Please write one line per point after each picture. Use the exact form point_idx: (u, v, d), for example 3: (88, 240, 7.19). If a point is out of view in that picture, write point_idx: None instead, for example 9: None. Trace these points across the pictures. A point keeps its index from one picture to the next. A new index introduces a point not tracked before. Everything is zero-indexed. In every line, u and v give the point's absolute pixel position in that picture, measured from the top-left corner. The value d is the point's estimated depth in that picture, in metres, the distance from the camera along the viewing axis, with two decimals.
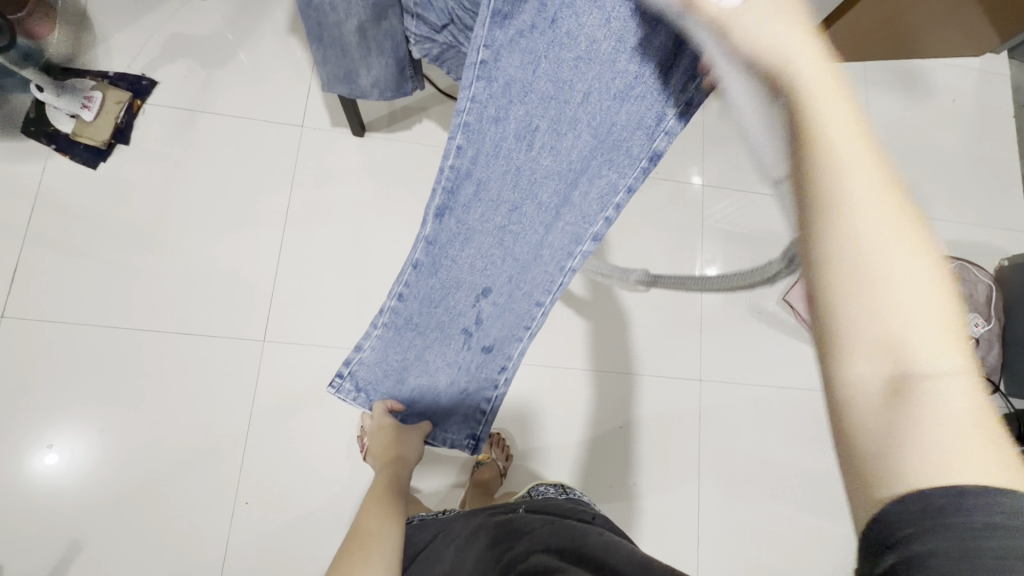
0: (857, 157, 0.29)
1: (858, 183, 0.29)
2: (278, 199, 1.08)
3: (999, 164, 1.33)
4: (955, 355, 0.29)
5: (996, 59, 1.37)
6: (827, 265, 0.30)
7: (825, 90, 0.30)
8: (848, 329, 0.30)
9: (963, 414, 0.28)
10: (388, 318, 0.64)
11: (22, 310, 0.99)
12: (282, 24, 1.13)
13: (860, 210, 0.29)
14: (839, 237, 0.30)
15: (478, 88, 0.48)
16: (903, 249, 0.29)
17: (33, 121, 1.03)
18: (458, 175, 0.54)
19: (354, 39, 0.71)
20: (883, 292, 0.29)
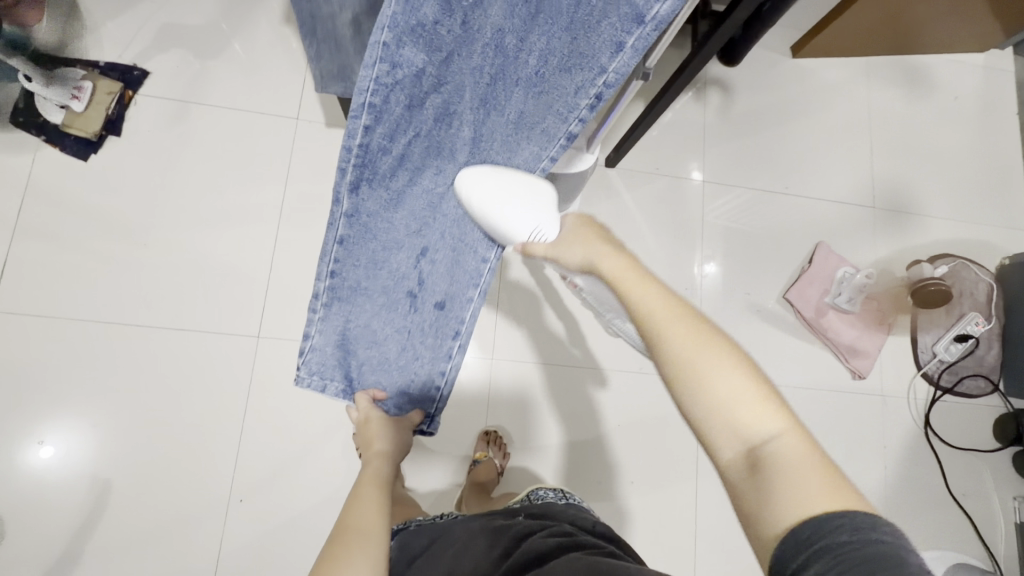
0: (671, 322, 0.45)
1: (672, 325, 0.45)
2: (273, 193, 1.06)
3: (1003, 161, 1.32)
4: (776, 421, 0.40)
5: (997, 56, 1.36)
6: (676, 386, 0.43)
7: (633, 280, 0.48)
8: (697, 420, 0.42)
9: (802, 461, 0.38)
10: (327, 295, 0.61)
11: (12, 304, 0.97)
12: (277, 13, 1.11)
13: (679, 343, 0.44)
14: (673, 363, 0.43)
15: (381, 70, 0.44)
16: (713, 359, 0.42)
17: (22, 111, 1.00)
18: (374, 150, 0.50)
19: (348, 32, 0.69)
20: (714, 395, 0.41)
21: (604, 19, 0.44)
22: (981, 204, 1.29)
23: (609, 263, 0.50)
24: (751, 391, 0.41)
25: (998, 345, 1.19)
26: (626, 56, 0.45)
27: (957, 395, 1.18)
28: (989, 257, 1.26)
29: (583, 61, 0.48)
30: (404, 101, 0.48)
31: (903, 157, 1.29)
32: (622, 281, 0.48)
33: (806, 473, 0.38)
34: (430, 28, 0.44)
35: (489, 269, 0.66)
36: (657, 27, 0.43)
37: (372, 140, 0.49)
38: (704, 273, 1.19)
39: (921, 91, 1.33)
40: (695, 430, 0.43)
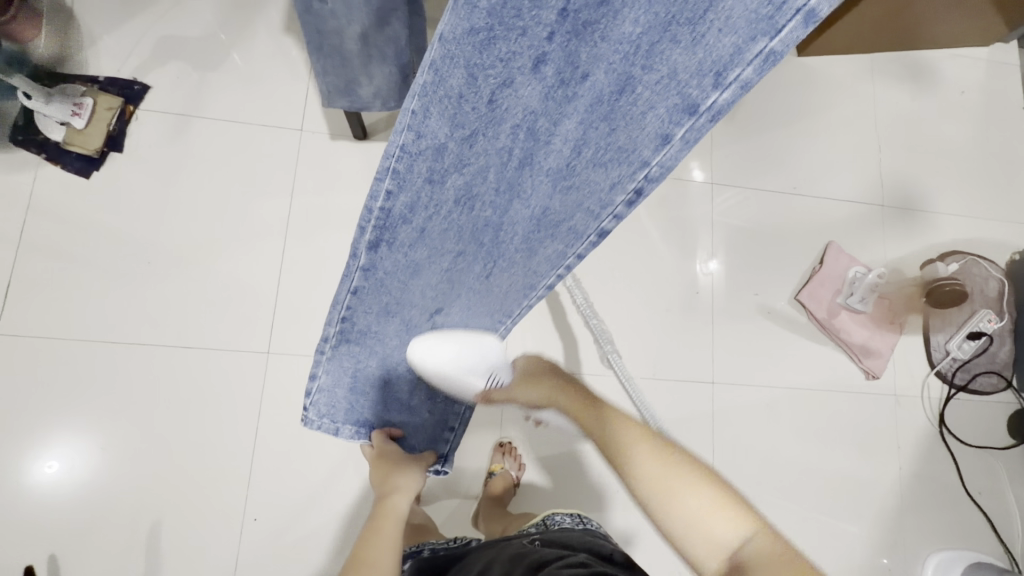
0: (635, 445, 0.53)
1: (631, 446, 0.53)
2: (279, 206, 1.04)
3: (1010, 157, 1.32)
4: (744, 524, 0.47)
5: (1002, 50, 1.35)
6: (652, 510, 0.50)
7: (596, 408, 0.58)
8: (677, 537, 0.48)
9: (777, 558, 0.43)
10: (337, 338, 0.54)
11: (16, 326, 0.95)
12: (278, 23, 1.10)
13: (643, 467, 0.51)
14: (645, 487, 0.50)
15: (405, 140, 0.35)
16: (677, 476, 0.50)
17: (22, 129, 0.98)
18: (390, 219, 0.40)
19: (356, 46, 0.68)
20: (682, 512, 0.48)
21: (653, 110, 0.37)
22: (989, 199, 1.29)
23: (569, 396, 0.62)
24: (716, 502, 0.48)
25: (1010, 342, 1.19)
26: (674, 149, 0.39)
27: (970, 393, 1.18)
28: (998, 252, 1.26)
29: (621, 155, 0.41)
30: (425, 174, 0.38)
31: (912, 154, 1.29)
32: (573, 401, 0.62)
33: (786, 568, 0.42)
34: (454, 99, 0.33)
35: (503, 326, 0.65)
36: (713, 119, 0.36)
37: (390, 209, 0.39)
38: (708, 271, 1.18)
39: (925, 86, 1.32)
40: (679, 550, 0.49)
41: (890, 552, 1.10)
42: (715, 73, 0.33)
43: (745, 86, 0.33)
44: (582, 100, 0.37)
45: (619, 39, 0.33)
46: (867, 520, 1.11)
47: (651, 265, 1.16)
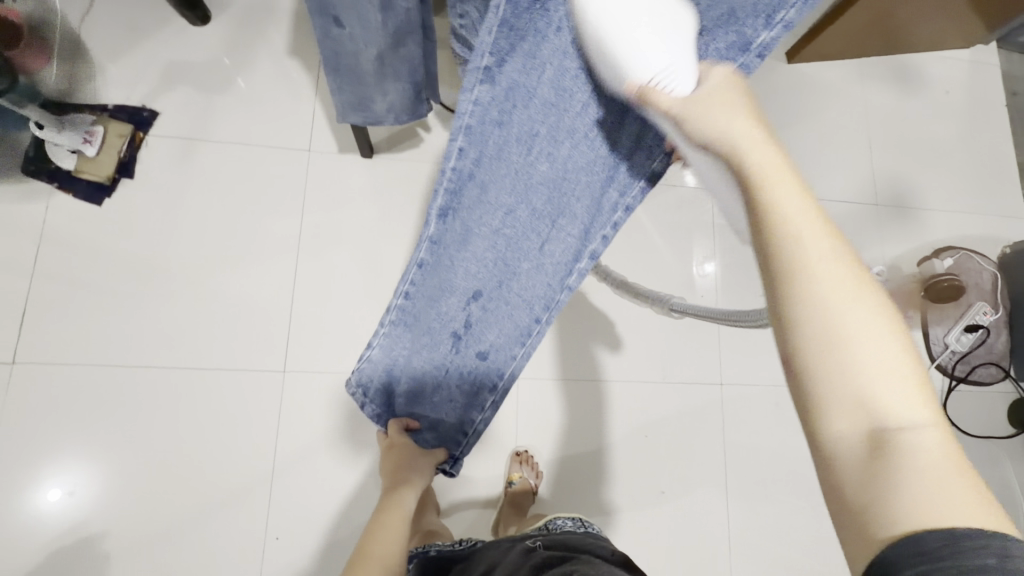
0: (811, 241, 0.33)
1: (810, 243, 0.33)
2: (291, 226, 1.06)
3: (997, 153, 1.36)
4: (923, 411, 0.31)
5: (984, 51, 1.40)
6: (794, 329, 0.33)
7: (771, 175, 0.35)
8: (811, 371, 0.32)
9: (942, 464, 0.30)
10: (396, 317, 0.58)
11: (31, 354, 0.95)
12: (283, 46, 1.12)
13: (813, 276, 0.32)
14: (804, 303, 0.32)
15: (480, 91, 0.46)
16: (854, 306, 0.32)
17: (33, 159, 0.99)
18: (463, 175, 0.51)
19: (371, 66, 0.69)
20: (843, 359, 0.31)
21: None
22: (978, 195, 1.32)
23: (735, 134, 0.37)
24: (901, 365, 0.32)
25: (1006, 333, 1.22)
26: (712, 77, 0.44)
27: (970, 384, 1.21)
28: (990, 245, 1.29)
29: None
30: (494, 117, 0.48)
31: (902, 153, 1.32)
32: (766, 173, 0.35)
33: (948, 480, 0.29)
34: (526, 35, 0.45)
35: (539, 329, 0.62)
36: (761, 55, 0.43)
37: (463, 163, 0.50)
38: (703, 272, 1.20)
39: (912, 87, 1.36)
40: (795, 380, 0.33)
41: None
42: (727, 14, 0.42)
43: (788, 24, 0.42)
44: None
45: None
46: None
47: (656, 270, 1.19)
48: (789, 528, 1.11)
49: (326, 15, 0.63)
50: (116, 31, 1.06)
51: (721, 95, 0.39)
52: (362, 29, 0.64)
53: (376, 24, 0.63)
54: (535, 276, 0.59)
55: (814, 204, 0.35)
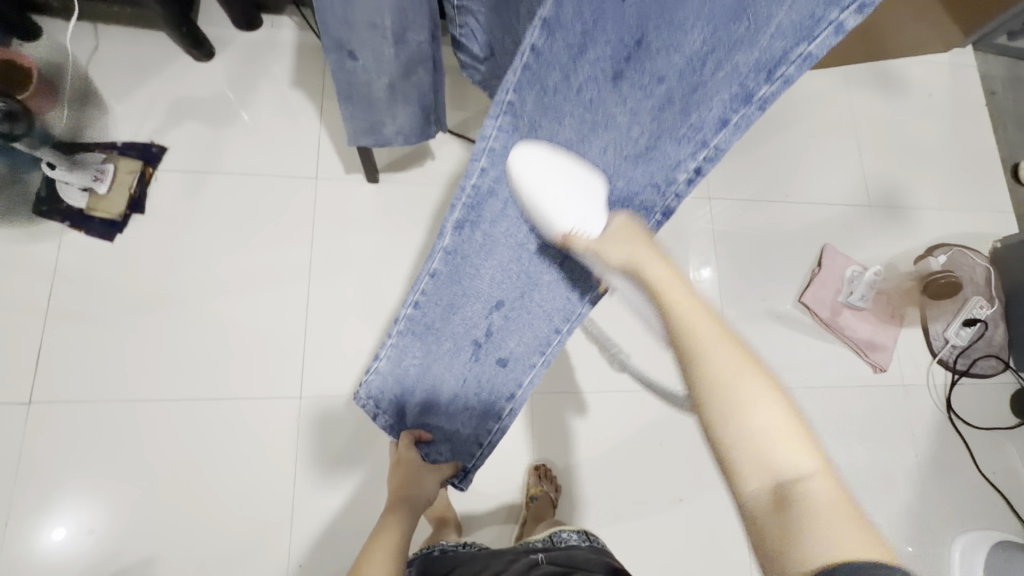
0: (706, 334, 0.44)
1: (704, 335, 0.44)
2: (301, 253, 1.07)
3: (980, 151, 1.40)
4: (815, 462, 0.40)
5: (961, 53, 1.45)
6: (703, 405, 0.43)
7: (668, 283, 0.48)
8: (728, 435, 0.41)
9: (833, 506, 0.38)
10: (405, 324, 0.67)
11: (48, 393, 0.96)
12: (284, 77, 1.14)
13: (711, 359, 0.43)
14: (709, 381, 0.43)
15: (503, 122, 0.55)
16: (748, 381, 0.42)
17: (45, 199, 1.01)
18: (482, 191, 0.59)
19: (383, 95, 0.72)
20: (746, 424, 0.41)
21: (717, 95, 0.44)
22: (966, 192, 1.36)
23: (643, 257, 0.50)
24: (791, 426, 0.41)
25: (1004, 325, 1.25)
26: (729, 133, 0.46)
27: (973, 377, 1.24)
28: (981, 240, 1.33)
29: (683, 137, 0.48)
30: (514, 147, 0.56)
31: (891, 155, 1.36)
32: (666, 284, 0.48)
33: (841, 518, 0.37)
34: (549, 88, 0.52)
35: (558, 342, 0.66)
36: (764, 106, 0.43)
37: (484, 180, 0.58)
38: (700, 277, 1.22)
39: (895, 91, 1.41)
40: (716, 446, 0.42)
41: (915, 540, 1.14)
42: (767, 70, 0.41)
43: (789, 81, 0.41)
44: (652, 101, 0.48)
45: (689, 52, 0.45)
46: (891, 510, 1.15)
47: None
48: None
49: (340, 50, 0.65)
50: (122, 70, 1.09)
51: (625, 230, 0.52)
52: (375, 62, 0.66)
53: (389, 56, 0.66)
54: (555, 290, 0.63)
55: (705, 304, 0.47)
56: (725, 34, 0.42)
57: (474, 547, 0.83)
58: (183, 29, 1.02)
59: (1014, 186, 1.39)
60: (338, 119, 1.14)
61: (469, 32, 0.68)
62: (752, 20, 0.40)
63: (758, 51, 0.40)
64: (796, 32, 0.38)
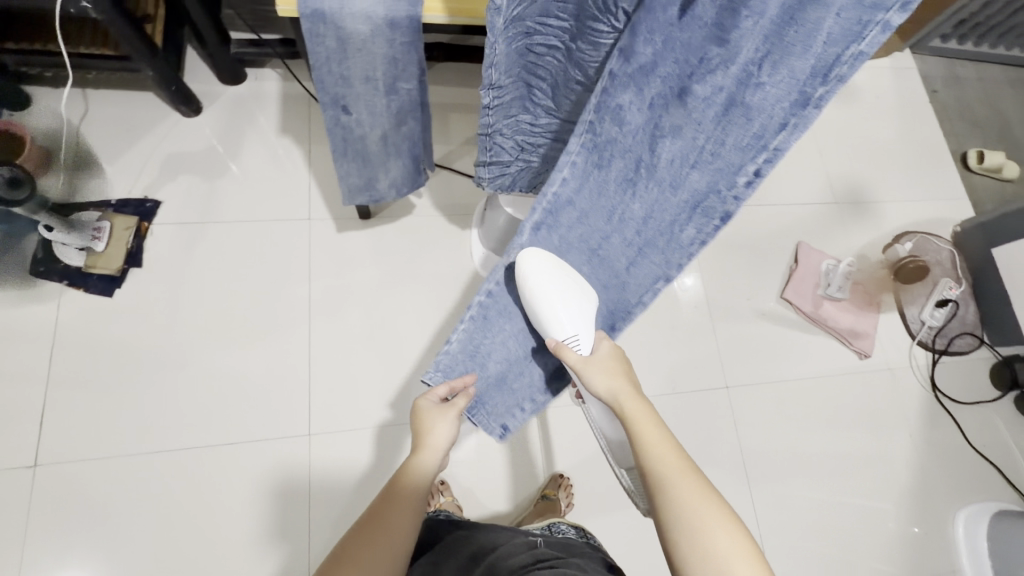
0: (666, 460, 0.60)
1: (664, 461, 0.60)
2: (301, 293, 1.10)
3: (931, 144, 1.50)
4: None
5: (901, 57, 1.57)
6: (664, 522, 0.57)
7: (639, 415, 0.64)
8: (681, 560, 0.54)
9: None
10: (477, 311, 0.73)
11: (54, 455, 0.95)
12: (272, 127, 1.19)
13: (670, 481, 0.58)
14: (668, 503, 0.57)
15: (583, 140, 0.62)
16: (696, 499, 0.57)
17: (42, 261, 1.02)
18: (560, 201, 0.68)
19: (377, 146, 0.77)
20: (698, 536, 0.54)
21: (779, 106, 0.52)
22: (923, 182, 1.46)
23: (620, 391, 0.66)
24: (741, 552, 0.53)
25: (974, 302, 1.33)
26: (786, 134, 0.54)
27: (952, 355, 1.30)
28: (942, 226, 1.42)
29: (747, 144, 0.56)
30: (592, 162, 0.64)
31: (850, 155, 1.46)
32: (638, 421, 0.63)
33: None
34: (623, 106, 0.59)
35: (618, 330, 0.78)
36: (819, 106, 0.51)
37: (562, 191, 0.67)
38: (684, 285, 1.27)
39: (846, 96, 1.51)
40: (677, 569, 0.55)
41: (920, 520, 1.17)
42: (825, 73, 0.48)
43: (843, 80, 0.48)
44: (710, 113, 0.56)
45: (747, 60, 0.51)
46: (892, 490, 1.19)
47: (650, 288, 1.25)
48: (814, 520, 1.15)
49: (336, 106, 0.71)
50: (114, 131, 1.12)
51: (610, 360, 0.68)
52: (369, 114, 0.72)
53: (382, 108, 0.72)
54: (621, 288, 0.75)
55: (664, 432, 0.63)
56: (777, 41, 0.49)
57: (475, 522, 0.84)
58: (172, 88, 1.06)
59: (966, 173, 1.48)
60: (327, 163, 1.18)
61: (496, 151, 0.74)
62: (804, 26, 0.47)
63: (814, 58, 0.48)
64: (846, 37, 0.46)
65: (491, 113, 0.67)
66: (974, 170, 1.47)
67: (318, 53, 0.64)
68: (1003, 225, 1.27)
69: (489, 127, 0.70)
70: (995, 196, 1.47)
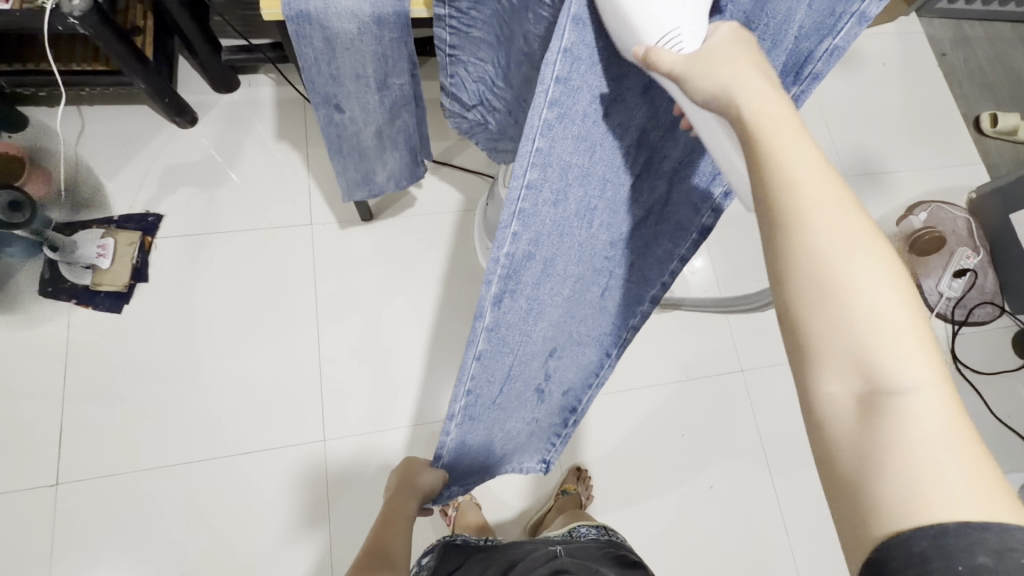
0: (814, 198, 0.33)
1: (816, 203, 0.33)
2: (308, 299, 1.10)
3: (941, 109, 1.46)
4: (930, 373, 0.31)
5: (906, 22, 1.52)
6: (797, 283, 0.33)
7: (777, 124, 0.34)
8: (816, 332, 0.32)
9: (942, 431, 0.30)
10: (462, 417, 0.56)
11: (75, 472, 0.96)
12: (268, 132, 1.18)
13: (816, 227, 0.33)
14: (806, 261, 0.33)
15: (532, 175, 0.40)
16: (868, 269, 0.32)
17: (50, 281, 1.03)
18: (518, 258, 0.45)
19: (372, 141, 0.76)
20: (848, 318, 0.32)
21: None
22: (935, 149, 1.41)
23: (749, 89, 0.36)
24: (905, 324, 0.31)
25: (993, 271, 1.30)
26: None
27: (973, 325, 1.27)
28: (957, 194, 1.38)
29: None
30: (549, 201, 0.43)
31: (858, 126, 1.41)
32: (772, 138, 0.34)
33: (962, 459, 0.29)
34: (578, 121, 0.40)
35: (610, 361, 0.71)
36: (793, 106, 0.47)
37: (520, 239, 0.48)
38: (693, 269, 1.25)
39: (852, 65, 1.47)
40: (797, 338, 0.33)
41: None
42: (795, 73, 0.44)
43: (818, 76, 0.44)
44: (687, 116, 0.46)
45: None
46: None
47: None
48: None
49: (328, 105, 0.70)
50: (111, 147, 1.12)
51: (735, 52, 0.37)
52: (362, 111, 0.71)
53: (374, 103, 0.70)
54: (597, 319, 0.64)
55: (825, 162, 0.34)
56: (747, 41, 0.42)
57: (493, 537, 0.83)
58: (166, 100, 1.05)
59: (978, 138, 1.44)
60: (325, 165, 1.17)
61: (459, 82, 0.68)
62: (775, 18, 0.40)
63: (785, 56, 0.43)
64: (817, 31, 0.41)
65: (454, 32, 0.61)
66: (988, 134, 1.43)
67: (306, 54, 0.62)
68: (1018, 188, 1.23)
69: (452, 49, 0.63)
70: (1010, 159, 1.43)
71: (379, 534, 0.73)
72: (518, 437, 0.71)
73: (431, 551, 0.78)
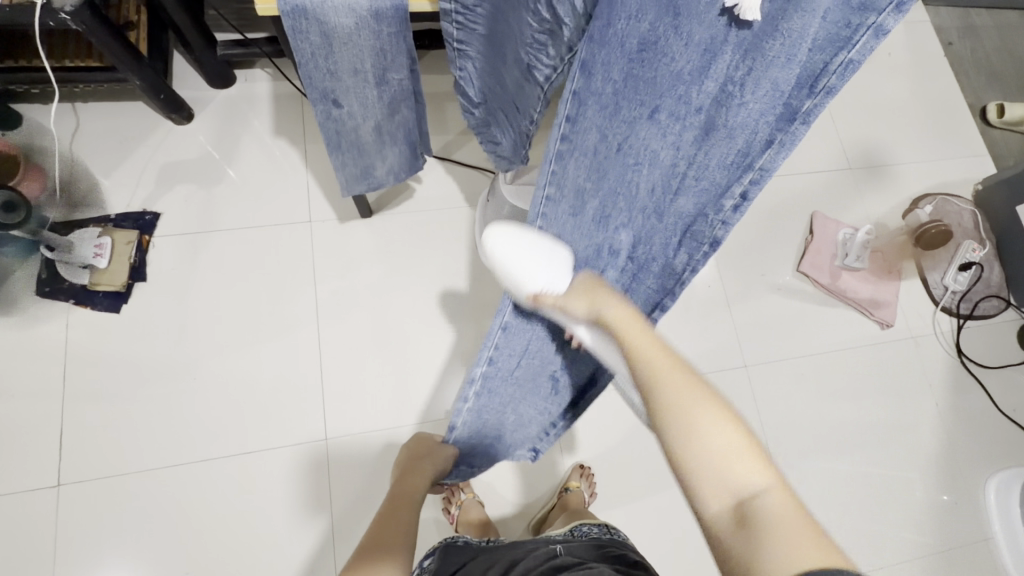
0: (657, 363, 0.49)
1: (659, 367, 0.48)
2: (308, 297, 1.09)
3: (947, 100, 1.44)
4: (768, 478, 0.41)
5: (913, 11, 1.50)
6: (663, 427, 0.46)
7: (625, 323, 0.53)
8: (683, 462, 0.43)
9: (790, 517, 0.38)
10: (481, 382, 0.68)
11: (77, 473, 0.96)
12: (266, 128, 1.16)
13: (663, 384, 0.47)
14: (664, 406, 0.46)
15: (550, 187, 0.57)
16: (706, 407, 0.45)
17: (47, 281, 1.02)
18: (539, 251, 0.60)
19: (371, 136, 0.75)
20: (699, 445, 0.43)
21: (762, 121, 0.44)
22: (940, 140, 1.40)
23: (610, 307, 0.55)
24: (740, 443, 0.42)
25: (998, 264, 1.29)
26: (775, 151, 0.45)
27: (978, 319, 1.26)
28: (963, 186, 1.36)
29: (732, 165, 0.48)
30: (567, 209, 0.59)
31: (863, 117, 1.40)
32: (624, 329, 0.53)
33: (813, 537, 0.36)
34: (592, 150, 0.54)
35: None
36: (808, 121, 0.43)
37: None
38: None
39: None
40: (678, 472, 0.44)
41: (950, 489, 1.15)
42: (810, 84, 0.41)
43: (833, 92, 0.40)
44: (691, 133, 0.49)
45: (720, 77, 0.44)
46: (919, 459, 1.16)
47: None
48: (841, 494, 1.13)
49: (326, 101, 0.68)
50: (107, 144, 1.10)
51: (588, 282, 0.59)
52: (361, 106, 0.69)
53: (373, 98, 0.69)
54: None
55: (664, 345, 0.51)
56: (756, 54, 0.42)
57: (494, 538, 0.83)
58: (161, 97, 1.04)
59: (984, 128, 1.42)
60: (324, 161, 1.16)
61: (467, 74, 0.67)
62: (786, 36, 0.40)
63: (797, 68, 0.40)
64: (832, 43, 0.38)
65: (460, 28, 0.61)
66: (995, 124, 1.41)
67: (303, 48, 0.61)
68: None
69: (458, 43, 0.63)
70: (1016, 150, 1.41)
71: (390, 511, 0.71)
72: (531, 424, 0.80)
73: (432, 553, 0.77)
